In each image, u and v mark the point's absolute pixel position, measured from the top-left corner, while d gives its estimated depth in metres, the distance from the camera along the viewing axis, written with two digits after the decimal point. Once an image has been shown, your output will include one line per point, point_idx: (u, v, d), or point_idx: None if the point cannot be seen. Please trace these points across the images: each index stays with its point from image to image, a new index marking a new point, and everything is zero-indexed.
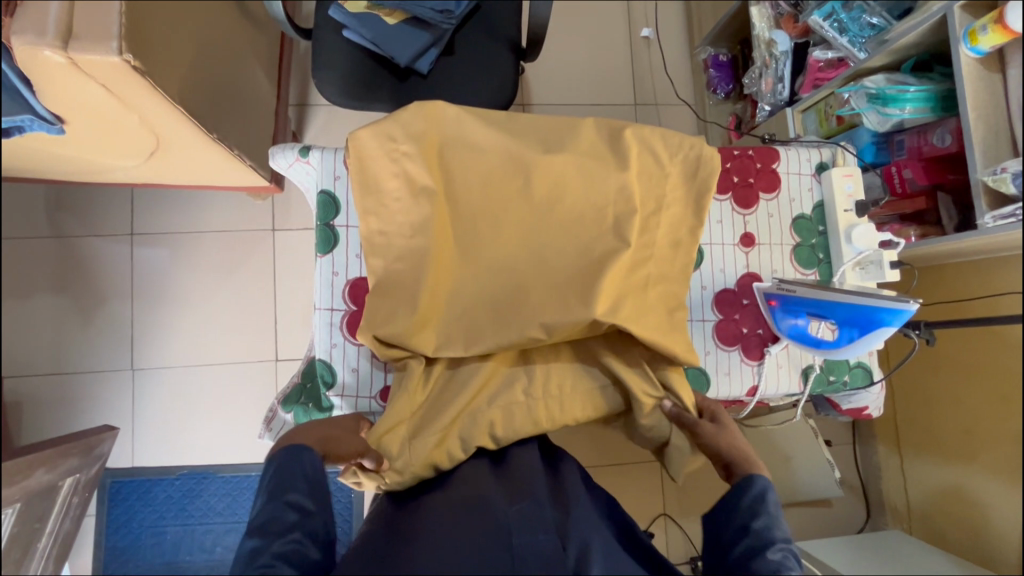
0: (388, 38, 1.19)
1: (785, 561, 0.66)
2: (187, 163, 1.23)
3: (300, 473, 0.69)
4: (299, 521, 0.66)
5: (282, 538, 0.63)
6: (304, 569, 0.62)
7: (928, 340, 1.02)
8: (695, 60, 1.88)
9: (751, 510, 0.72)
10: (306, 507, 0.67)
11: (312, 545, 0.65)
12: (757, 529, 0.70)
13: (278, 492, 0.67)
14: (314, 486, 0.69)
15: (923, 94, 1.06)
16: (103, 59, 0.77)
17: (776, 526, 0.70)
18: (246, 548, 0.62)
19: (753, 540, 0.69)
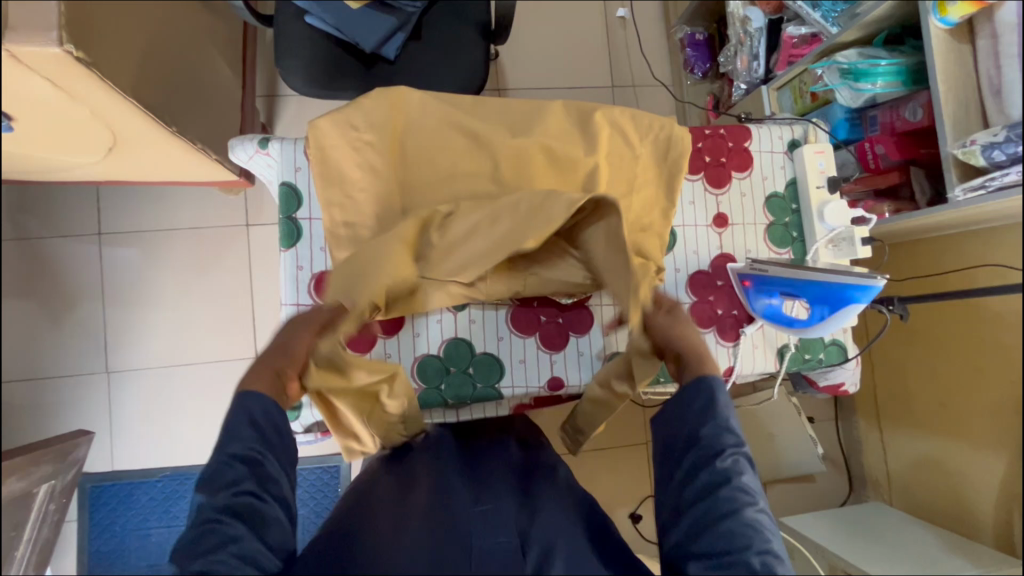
0: (352, 23, 1.16)
1: (735, 467, 0.69)
2: (148, 158, 1.19)
3: (245, 419, 0.69)
4: (246, 472, 0.66)
5: (229, 490, 0.64)
6: (255, 519, 0.64)
7: (901, 315, 1.02)
8: (671, 39, 1.86)
9: (700, 421, 0.72)
10: (252, 455, 0.67)
11: (263, 494, 0.66)
12: (710, 441, 0.71)
13: (223, 444, 0.67)
14: (262, 432, 0.69)
15: (893, 68, 1.05)
16: (43, 50, 0.73)
17: (724, 431, 0.71)
18: (196, 502, 0.65)
19: (704, 451, 0.71)
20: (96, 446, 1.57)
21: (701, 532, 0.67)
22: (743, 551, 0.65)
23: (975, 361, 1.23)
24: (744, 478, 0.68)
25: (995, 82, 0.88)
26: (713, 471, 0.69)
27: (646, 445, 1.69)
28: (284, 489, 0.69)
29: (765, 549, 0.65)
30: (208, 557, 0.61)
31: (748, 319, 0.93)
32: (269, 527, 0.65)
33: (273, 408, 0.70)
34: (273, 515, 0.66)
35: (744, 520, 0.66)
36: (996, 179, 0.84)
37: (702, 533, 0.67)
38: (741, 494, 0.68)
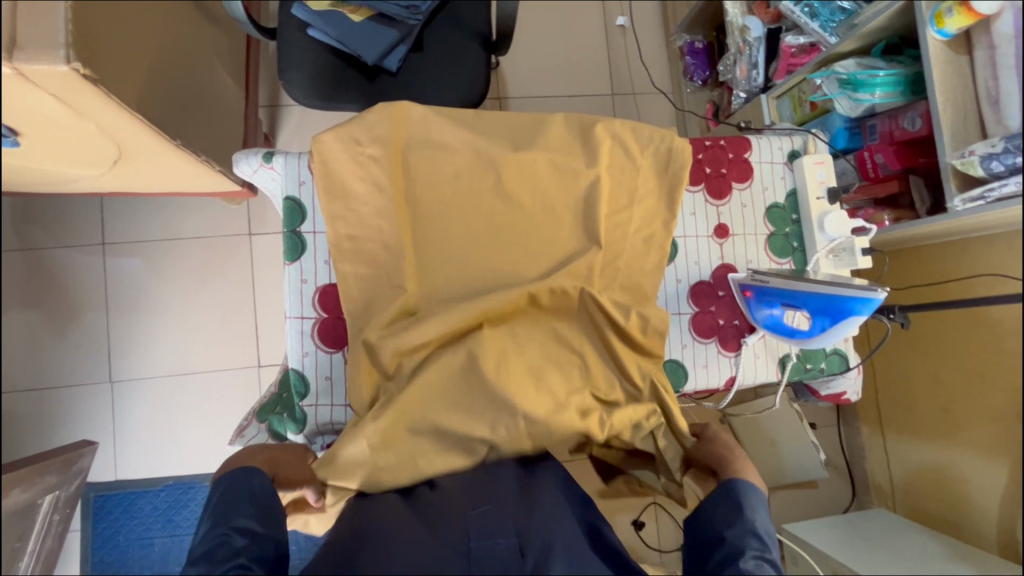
0: (355, 36, 1.16)
1: (759, 571, 0.68)
2: (153, 171, 1.20)
3: (247, 495, 0.73)
4: (244, 544, 0.67)
5: (227, 561, 0.65)
6: None
7: (902, 325, 1.03)
8: (671, 48, 1.87)
9: (727, 522, 0.74)
10: (253, 529, 0.69)
11: (259, 566, 0.66)
12: (734, 541, 0.72)
13: (222, 518, 0.69)
14: (258, 505, 0.72)
15: (892, 78, 1.06)
16: (51, 68, 0.74)
17: (750, 534, 0.72)
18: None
19: (728, 549, 0.71)
20: (99, 457, 1.57)
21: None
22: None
23: (979, 364, 1.19)
24: None
25: (993, 93, 0.89)
26: (729, 568, 0.69)
27: None
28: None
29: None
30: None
31: (749, 328, 0.93)
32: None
33: (270, 484, 0.76)
34: None
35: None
36: (995, 189, 0.85)
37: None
38: None
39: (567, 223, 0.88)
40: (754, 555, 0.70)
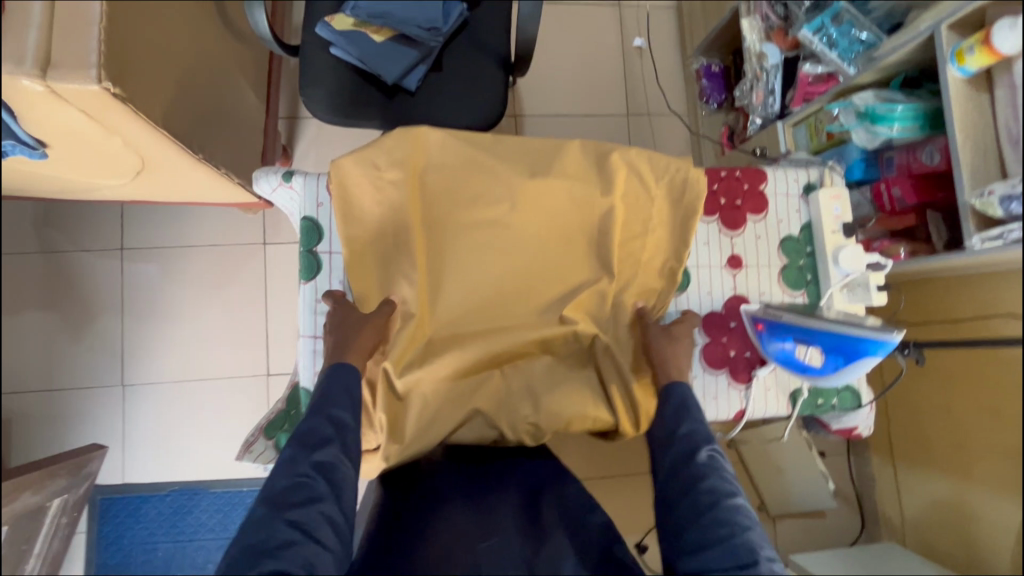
0: (375, 56, 1.18)
1: (713, 461, 0.73)
2: (174, 182, 1.23)
3: (343, 387, 0.76)
4: (334, 433, 0.72)
5: (319, 448, 0.70)
6: (341, 480, 0.69)
7: (917, 360, 1.01)
8: (687, 70, 1.88)
9: (675, 420, 0.78)
10: (341, 422, 0.73)
11: (348, 458, 0.71)
12: (686, 433, 0.76)
13: (321, 406, 0.74)
14: (352, 400, 0.76)
15: (910, 112, 1.05)
16: (82, 86, 0.77)
17: (699, 430, 0.76)
18: (285, 454, 0.69)
19: (681, 448, 0.75)
20: (109, 459, 1.59)
21: (686, 525, 0.69)
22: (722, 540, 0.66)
23: (983, 404, 1.25)
24: (723, 473, 0.72)
25: (1013, 132, 0.88)
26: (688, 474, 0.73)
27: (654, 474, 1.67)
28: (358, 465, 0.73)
29: (748, 534, 0.66)
30: (301, 507, 0.64)
31: (760, 361, 0.93)
32: (350, 490, 0.69)
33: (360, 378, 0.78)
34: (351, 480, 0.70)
35: (727, 508, 0.68)
36: (1012, 231, 0.84)
37: (683, 532, 0.69)
38: (719, 486, 0.70)
39: (579, 250, 0.88)
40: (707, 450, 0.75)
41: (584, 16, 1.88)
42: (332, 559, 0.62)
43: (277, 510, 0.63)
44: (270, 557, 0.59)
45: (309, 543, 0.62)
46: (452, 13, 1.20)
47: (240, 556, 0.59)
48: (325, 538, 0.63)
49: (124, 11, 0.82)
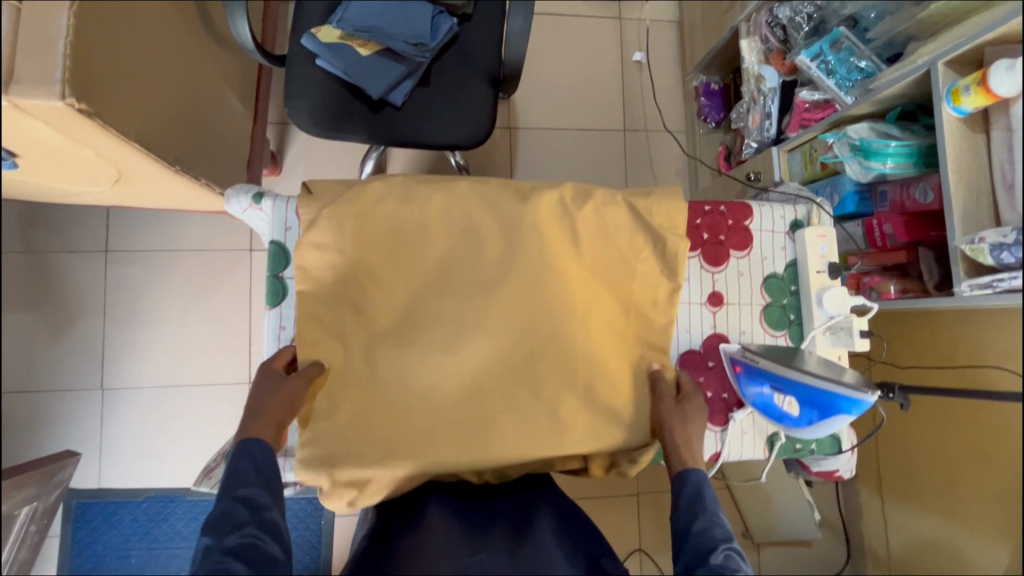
0: (361, 70, 1.15)
1: (729, 563, 0.68)
2: (153, 191, 1.20)
3: (251, 465, 0.73)
4: (250, 516, 0.68)
5: (236, 532, 0.66)
6: (266, 562, 0.65)
7: (903, 406, 0.98)
8: (686, 87, 1.84)
9: (692, 515, 0.74)
10: (256, 501, 0.70)
11: (270, 538, 0.68)
12: (702, 530, 0.72)
13: (228, 488, 0.70)
14: (262, 476, 0.73)
15: (904, 149, 1.03)
16: (45, 102, 0.75)
17: (715, 527, 0.72)
18: (199, 546, 0.65)
19: (695, 547, 0.70)
20: (85, 463, 1.57)
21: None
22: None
23: (973, 447, 1.23)
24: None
25: (1008, 177, 0.85)
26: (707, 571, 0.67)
27: (636, 496, 1.64)
28: (287, 544, 0.70)
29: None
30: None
31: (738, 403, 0.91)
32: (275, 573, 0.65)
33: (267, 452, 0.76)
34: (274, 558, 0.66)
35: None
36: (1003, 281, 0.81)
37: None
38: None
39: None
40: (723, 548, 0.70)
41: (583, 27, 1.84)
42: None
43: None
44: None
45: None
46: (440, 28, 1.19)
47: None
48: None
49: (94, 25, 0.80)
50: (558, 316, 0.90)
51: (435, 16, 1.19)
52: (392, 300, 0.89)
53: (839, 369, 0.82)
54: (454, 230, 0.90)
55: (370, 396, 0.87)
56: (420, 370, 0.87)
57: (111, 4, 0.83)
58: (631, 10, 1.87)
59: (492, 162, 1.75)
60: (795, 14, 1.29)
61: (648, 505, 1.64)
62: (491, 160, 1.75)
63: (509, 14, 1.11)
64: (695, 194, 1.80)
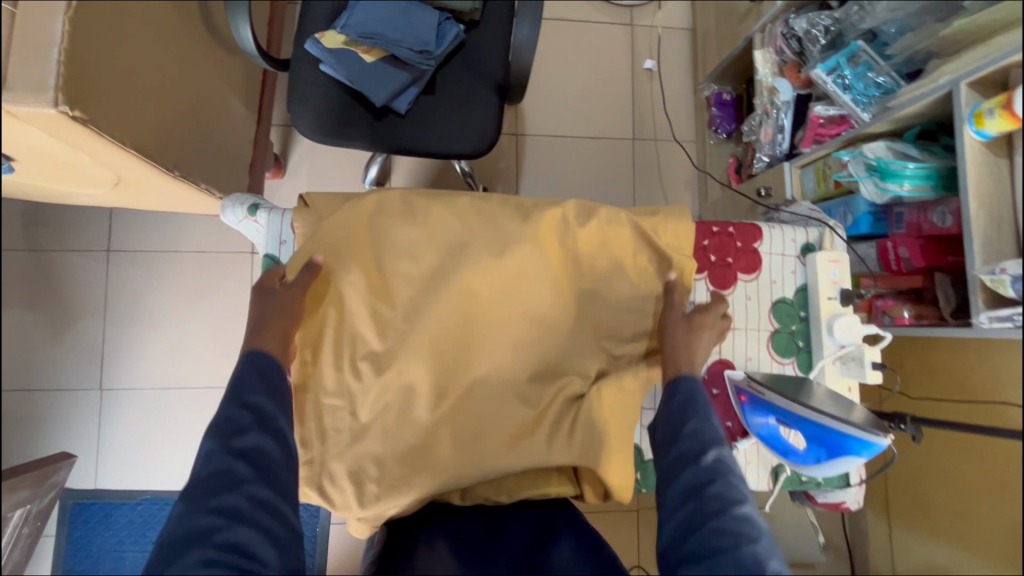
0: (364, 76, 1.13)
1: (719, 465, 0.69)
2: (154, 195, 1.19)
3: (257, 373, 0.78)
4: (252, 420, 0.73)
5: (241, 435, 0.71)
6: (267, 466, 0.71)
7: (914, 437, 0.95)
8: (698, 96, 1.81)
9: (682, 417, 0.74)
10: (260, 410, 0.74)
11: (273, 444, 0.73)
12: (694, 429, 0.73)
13: (237, 394, 0.75)
14: (268, 386, 0.77)
15: (923, 171, 0.99)
16: (39, 110, 0.74)
17: (707, 430, 0.72)
18: (205, 447, 0.71)
19: (688, 445, 0.71)
20: (81, 463, 1.57)
21: (689, 533, 0.65)
22: (731, 551, 0.62)
23: (987, 474, 1.20)
24: (731, 477, 0.68)
25: None
26: (693, 473, 0.69)
27: (637, 513, 1.61)
28: (287, 442, 0.75)
29: (757, 545, 0.61)
30: (223, 495, 0.67)
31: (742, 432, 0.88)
32: (276, 471, 0.71)
33: (274, 362, 0.80)
34: (275, 461, 0.72)
35: (737, 517, 0.64)
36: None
37: (692, 533, 0.65)
38: (729, 492, 0.66)
39: None
40: (714, 450, 0.71)
41: (594, 33, 1.81)
42: (264, 536, 0.66)
43: (196, 508, 0.66)
44: (190, 548, 0.63)
45: (239, 529, 0.65)
46: (446, 35, 1.16)
47: (164, 552, 0.63)
48: (254, 520, 0.66)
49: (90, 31, 0.78)
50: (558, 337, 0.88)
51: (441, 23, 1.16)
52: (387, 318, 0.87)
53: (847, 405, 0.79)
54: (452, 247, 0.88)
55: (362, 416, 0.85)
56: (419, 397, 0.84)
57: (109, 9, 0.82)
58: (643, 16, 1.83)
59: (497, 170, 1.73)
60: (812, 26, 1.25)
61: (648, 523, 1.61)
62: (496, 167, 1.72)
63: (516, 22, 1.08)
64: (705, 207, 1.76)
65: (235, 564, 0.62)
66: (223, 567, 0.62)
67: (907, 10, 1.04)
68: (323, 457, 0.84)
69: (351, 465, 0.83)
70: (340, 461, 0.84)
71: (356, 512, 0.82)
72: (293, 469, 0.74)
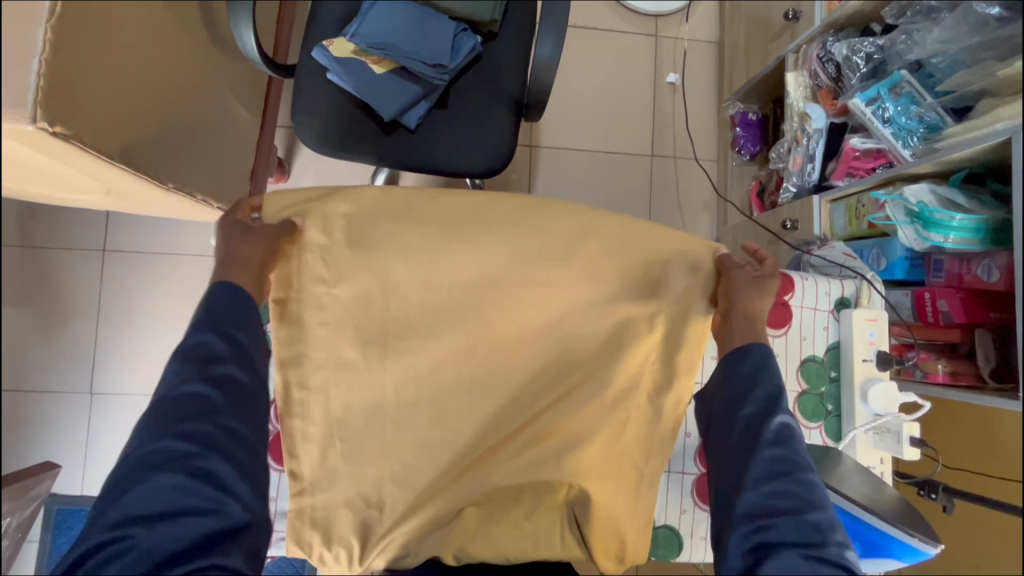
0: (373, 89, 1.06)
1: (784, 430, 0.70)
2: (147, 203, 1.13)
3: (227, 301, 0.74)
4: (225, 348, 0.72)
5: (216, 364, 0.71)
6: (239, 392, 0.71)
7: (946, 508, 0.87)
8: (722, 114, 1.73)
9: (750, 381, 0.75)
10: (233, 339, 0.73)
11: (244, 371, 0.72)
12: (761, 395, 0.73)
13: (213, 322, 0.73)
14: (243, 319, 0.74)
15: (971, 223, 0.92)
16: (16, 127, 0.69)
17: (778, 396, 0.73)
18: (171, 370, 0.70)
19: (755, 407, 0.73)
20: (68, 470, 1.52)
21: (740, 492, 0.68)
22: (788, 514, 0.65)
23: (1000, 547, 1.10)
24: (794, 443, 0.69)
25: None
26: (757, 438, 0.71)
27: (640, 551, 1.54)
28: (259, 373, 0.74)
29: (821, 513, 0.64)
30: (193, 421, 0.67)
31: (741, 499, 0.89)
32: (247, 402, 0.71)
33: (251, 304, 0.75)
34: (247, 390, 0.72)
35: (801, 481, 0.67)
36: None
37: (746, 493, 0.68)
38: (791, 461, 0.68)
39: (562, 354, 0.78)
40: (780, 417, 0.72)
41: (615, 42, 1.73)
42: (234, 469, 0.67)
43: (166, 425, 0.67)
44: (159, 470, 0.64)
45: (211, 458, 0.66)
46: (462, 48, 1.09)
47: (128, 472, 0.64)
48: (225, 450, 0.67)
49: (76, 42, 0.73)
50: (564, 388, 0.81)
51: (457, 35, 1.09)
52: (380, 363, 0.80)
53: (880, 483, 0.76)
54: (458, 291, 0.80)
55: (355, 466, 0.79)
56: (417, 445, 0.79)
57: (99, 17, 0.77)
58: (668, 28, 1.75)
59: (508, 183, 1.65)
60: (852, 52, 1.17)
61: None
62: (508, 180, 1.65)
63: (537, 37, 1.01)
64: (723, 231, 1.68)
65: (203, 493, 0.64)
66: (192, 495, 0.64)
67: (962, 43, 0.96)
68: (313, 507, 0.79)
69: (345, 515, 0.79)
70: (333, 512, 0.79)
71: (351, 566, 0.80)
72: (266, 400, 0.74)
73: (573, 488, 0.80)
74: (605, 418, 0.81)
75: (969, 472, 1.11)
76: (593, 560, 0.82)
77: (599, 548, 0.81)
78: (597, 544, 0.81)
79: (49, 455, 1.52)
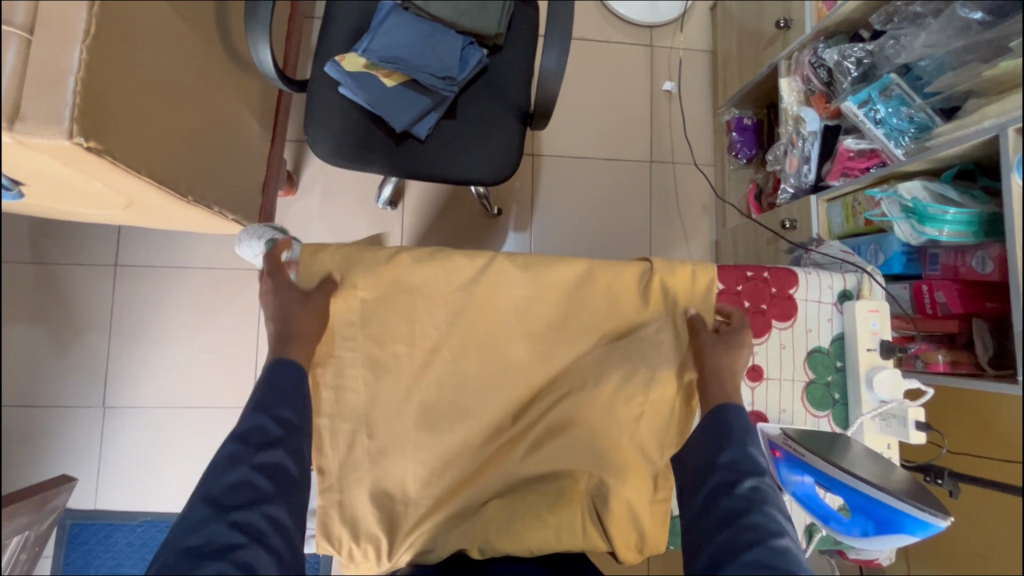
0: (386, 102, 1.10)
1: (758, 493, 0.70)
2: (165, 216, 1.15)
3: (290, 388, 0.76)
4: (279, 436, 0.72)
5: (266, 451, 0.71)
6: (285, 481, 0.70)
7: (952, 492, 0.90)
8: (718, 120, 1.78)
9: (714, 454, 0.75)
10: (288, 424, 0.74)
11: (294, 462, 0.72)
12: (727, 461, 0.74)
13: (266, 406, 0.74)
14: (296, 400, 0.76)
15: (963, 217, 0.96)
16: (53, 142, 0.72)
17: (744, 461, 0.73)
18: (225, 452, 0.70)
19: (722, 476, 0.73)
20: (81, 483, 1.52)
21: (725, 559, 0.65)
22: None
23: (1008, 530, 1.12)
24: (769, 508, 0.69)
25: None
26: (728, 506, 0.70)
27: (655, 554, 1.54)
28: (305, 463, 0.74)
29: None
30: (244, 508, 0.66)
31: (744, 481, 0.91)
32: (294, 490, 0.70)
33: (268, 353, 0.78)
34: (298, 484, 0.71)
35: (771, 548, 0.64)
36: None
37: (732, 558, 0.65)
38: (771, 523, 0.67)
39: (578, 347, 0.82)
40: (750, 480, 0.72)
41: (612, 54, 1.78)
42: (276, 559, 0.64)
43: (219, 511, 0.65)
44: (210, 558, 0.61)
45: (254, 547, 0.63)
46: (469, 60, 1.13)
47: (182, 557, 0.61)
48: (271, 541, 0.65)
49: (108, 63, 0.77)
50: (579, 382, 0.85)
51: (464, 48, 1.14)
52: (404, 359, 0.84)
53: (888, 464, 0.80)
54: (474, 294, 0.84)
55: (382, 460, 0.82)
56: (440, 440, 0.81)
57: (129, 37, 0.80)
58: (663, 38, 1.81)
59: (512, 190, 1.69)
60: (843, 58, 1.22)
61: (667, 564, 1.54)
62: (512, 188, 1.68)
63: (542, 49, 1.05)
64: (723, 232, 1.72)
65: None
66: None
67: (947, 47, 1.01)
68: (343, 490, 0.82)
69: (373, 509, 0.82)
70: (359, 502, 0.82)
71: (381, 563, 0.82)
72: (307, 489, 0.73)
73: (593, 477, 0.83)
74: (622, 410, 0.85)
75: (975, 461, 1.13)
76: (615, 551, 0.85)
77: (618, 538, 0.84)
78: (618, 536, 0.84)
79: (64, 469, 1.53)
